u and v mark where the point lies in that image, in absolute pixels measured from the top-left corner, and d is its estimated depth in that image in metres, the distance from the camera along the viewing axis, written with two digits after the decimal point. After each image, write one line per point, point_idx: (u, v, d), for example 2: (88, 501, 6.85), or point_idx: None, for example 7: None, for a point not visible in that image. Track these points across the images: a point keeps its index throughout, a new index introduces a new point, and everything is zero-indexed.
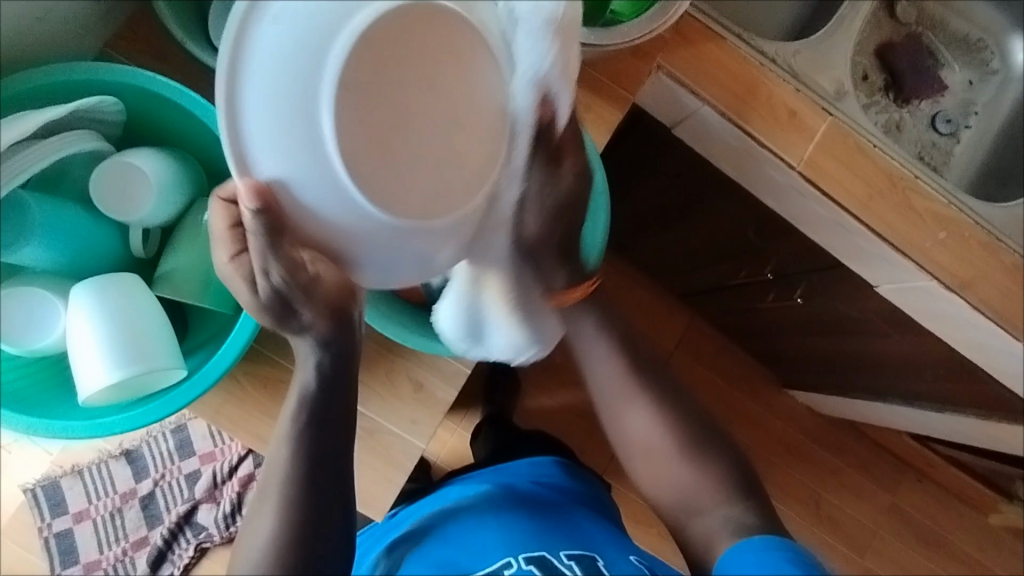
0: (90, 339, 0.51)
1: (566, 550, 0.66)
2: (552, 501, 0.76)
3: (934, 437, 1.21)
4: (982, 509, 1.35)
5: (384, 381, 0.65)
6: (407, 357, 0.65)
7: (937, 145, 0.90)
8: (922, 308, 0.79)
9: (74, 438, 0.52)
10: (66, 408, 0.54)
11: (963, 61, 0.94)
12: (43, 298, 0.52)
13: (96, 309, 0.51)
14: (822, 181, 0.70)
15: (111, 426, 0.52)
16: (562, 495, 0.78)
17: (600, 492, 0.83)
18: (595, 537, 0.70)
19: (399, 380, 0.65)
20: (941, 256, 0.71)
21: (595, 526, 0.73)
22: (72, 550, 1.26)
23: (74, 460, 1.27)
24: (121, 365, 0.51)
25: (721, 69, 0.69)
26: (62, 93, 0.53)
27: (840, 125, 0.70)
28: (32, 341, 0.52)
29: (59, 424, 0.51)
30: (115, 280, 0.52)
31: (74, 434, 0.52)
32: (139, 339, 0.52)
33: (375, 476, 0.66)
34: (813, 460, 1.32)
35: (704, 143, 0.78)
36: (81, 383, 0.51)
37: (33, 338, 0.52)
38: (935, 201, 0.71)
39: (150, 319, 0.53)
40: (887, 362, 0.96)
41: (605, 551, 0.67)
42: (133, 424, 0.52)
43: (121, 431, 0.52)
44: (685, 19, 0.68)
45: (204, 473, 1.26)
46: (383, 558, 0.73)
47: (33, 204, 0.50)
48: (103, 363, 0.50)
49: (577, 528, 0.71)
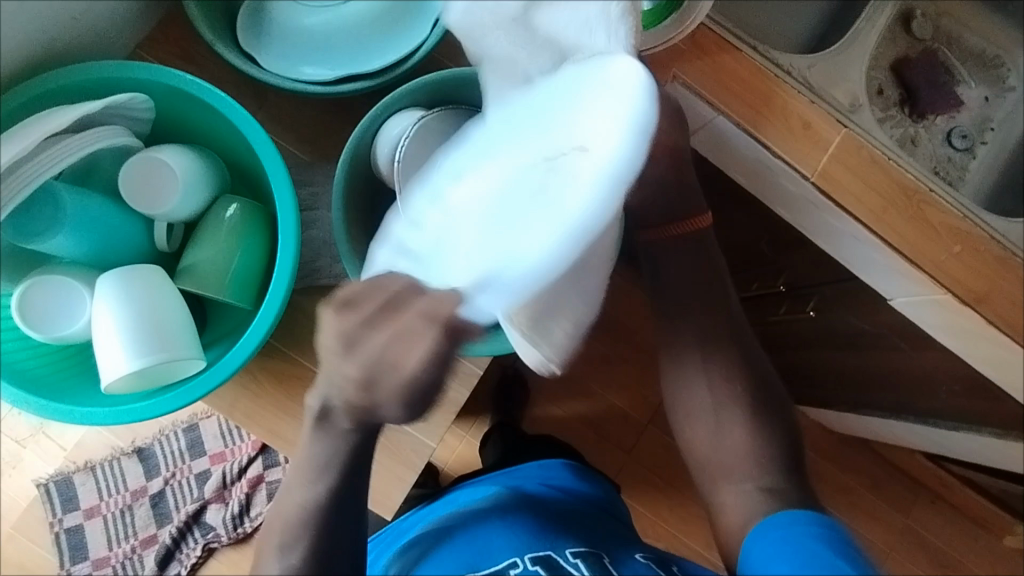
0: (113, 328, 0.52)
1: (571, 549, 0.68)
2: (563, 505, 0.76)
3: (948, 457, 1.20)
4: (998, 532, 1.33)
5: None
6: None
7: (952, 160, 0.90)
8: (934, 322, 0.79)
9: (94, 424, 0.53)
10: (89, 395, 0.55)
11: (979, 78, 0.94)
12: (68, 288, 0.53)
13: (118, 299, 0.52)
14: (835, 192, 0.70)
15: (129, 414, 0.53)
16: (574, 499, 0.78)
17: (613, 498, 0.83)
18: (605, 538, 0.72)
19: None
20: (956, 270, 0.71)
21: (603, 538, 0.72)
22: (82, 546, 1.27)
23: (87, 456, 1.29)
24: (142, 354, 0.52)
25: (736, 80, 0.70)
26: (95, 89, 0.55)
27: (854, 138, 0.71)
28: (56, 330, 0.53)
29: (80, 411, 0.53)
30: (136, 270, 0.53)
31: (94, 421, 0.53)
32: (162, 330, 0.53)
33: (386, 474, 0.67)
34: (824, 477, 1.30)
35: (718, 154, 0.79)
36: (103, 370, 0.52)
37: (57, 326, 0.53)
38: (949, 213, 0.71)
39: (171, 309, 0.54)
40: (899, 377, 0.96)
41: (610, 549, 0.69)
42: (151, 412, 0.53)
43: (139, 419, 0.53)
44: (701, 30, 0.69)
45: (213, 473, 1.27)
46: (397, 558, 0.73)
47: (65, 195, 0.52)
48: (125, 352, 0.52)
49: (586, 531, 0.72)
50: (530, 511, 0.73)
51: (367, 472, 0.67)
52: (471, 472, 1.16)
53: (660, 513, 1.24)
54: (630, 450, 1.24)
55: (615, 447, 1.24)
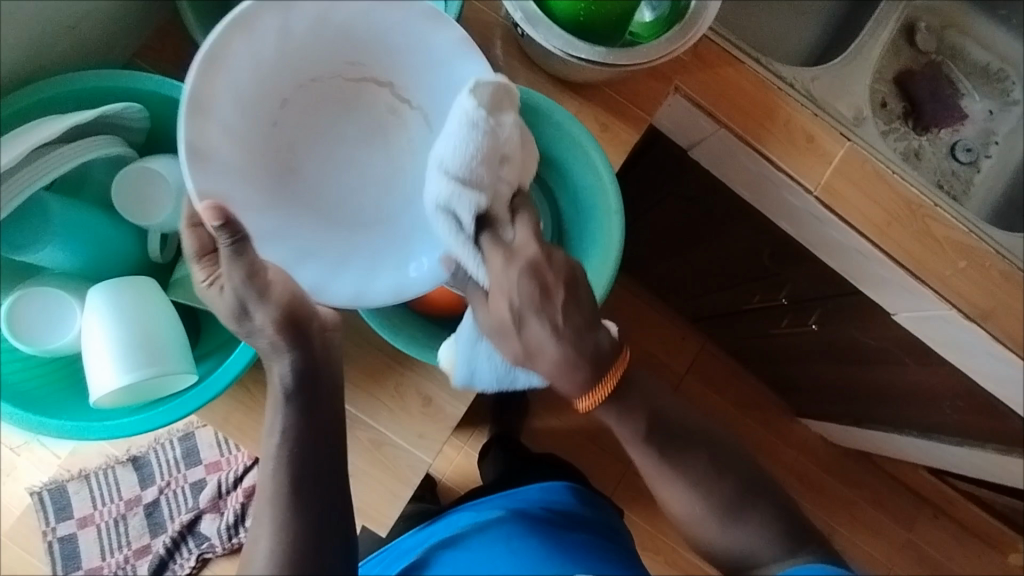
0: (102, 340, 0.51)
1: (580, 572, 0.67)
2: (565, 527, 0.76)
3: (953, 472, 1.18)
4: (1001, 548, 1.31)
5: (393, 397, 0.64)
6: (417, 372, 0.63)
7: (956, 173, 0.89)
8: (939, 338, 0.78)
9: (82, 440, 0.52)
10: (84, 407, 0.54)
11: (983, 90, 0.93)
12: (59, 299, 0.53)
13: (106, 313, 0.51)
14: (838, 207, 0.69)
15: (118, 430, 0.51)
16: (575, 523, 0.77)
17: (613, 521, 0.83)
18: (613, 558, 0.72)
19: (408, 396, 0.63)
20: (962, 286, 0.70)
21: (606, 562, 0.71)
22: (75, 555, 1.28)
23: (83, 464, 1.29)
24: (130, 368, 0.51)
25: (737, 93, 0.69)
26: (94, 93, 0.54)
27: (858, 151, 0.70)
28: (45, 342, 0.52)
29: (68, 427, 0.51)
30: (125, 281, 0.52)
31: (82, 436, 0.51)
32: (152, 343, 0.52)
33: (380, 493, 0.64)
34: (825, 492, 1.29)
35: (719, 165, 0.78)
36: (92, 384, 0.51)
37: (46, 338, 0.52)
38: (955, 229, 0.70)
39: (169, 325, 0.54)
40: (903, 391, 0.95)
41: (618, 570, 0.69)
42: (144, 427, 0.52)
43: (127, 435, 0.52)
44: (704, 43, 0.69)
45: (208, 482, 1.28)
46: None
47: (58, 206, 0.51)
48: (115, 366, 0.50)
49: (592, 548, 0.72)
50: (533, 532, 0.73)
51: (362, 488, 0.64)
52: (468, 484, 1.15)
53: (660, 527, 1.23)
54: (630, 465, 1.23)
55: (615, 461, 1.23)
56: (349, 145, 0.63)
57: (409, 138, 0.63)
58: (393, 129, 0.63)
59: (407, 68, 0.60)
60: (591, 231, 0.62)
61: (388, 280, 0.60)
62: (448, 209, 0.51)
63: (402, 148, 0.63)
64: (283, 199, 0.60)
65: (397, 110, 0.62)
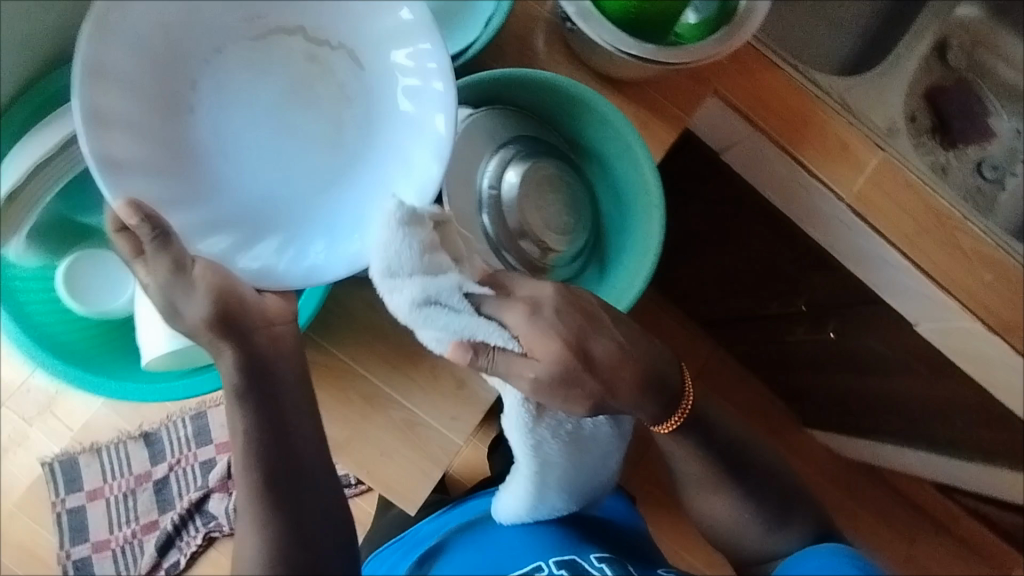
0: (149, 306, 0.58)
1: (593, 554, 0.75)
2: (574, 511, 0.83)
3: (958, 488, 1.19)
4: (1002, 567, 1.32)
5: (427, 376, 0.63)
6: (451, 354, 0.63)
7: (982, 190, 0.89)
8: (959, 350, 0.79)
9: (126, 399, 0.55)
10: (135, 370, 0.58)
11: (1010, 109, 0.95)
12: (107, 263, 0.64)
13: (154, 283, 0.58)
14: (869, 214, 0.71)
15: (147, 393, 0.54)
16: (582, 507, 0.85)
17: (623, 509, 0.89)
18: (620, 544, 0.81)
19: (443, 376, 0.63)
20: (987, 298, 0.71)
21: (604, 539, 0.79)
22: (83, 527, 1.29)
23: (94, 438, 1.30)
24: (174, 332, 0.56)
25: (776, 98, 0.71)
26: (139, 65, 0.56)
27: (890, 161, 0.71)
28: (101, 301, 0.63)
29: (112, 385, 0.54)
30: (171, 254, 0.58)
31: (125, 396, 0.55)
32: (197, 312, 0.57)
33: (410, 468, 0.63)
34: (830, 502, 1.30)
35: (751, 169, 0.79)
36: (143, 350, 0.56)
37: (102, 298, 0.63)
38: (983, 241, 0.71)
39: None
40: (917, 403, 0.96)
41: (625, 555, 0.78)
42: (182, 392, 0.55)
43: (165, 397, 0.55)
44: (746, 47, 0.70)
45: (218, 462, 1.29)
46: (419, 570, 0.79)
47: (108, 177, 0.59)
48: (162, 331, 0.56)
49: (601, 534, 0.81)
50: (547, 515, 0.81)
51: (391, 463, 0.63)
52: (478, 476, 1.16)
53: (665, 529, 1.24)
54: (636, 466, 1.23)
55: (623, 460, 1.23)
56: (259, 110, 0.58)
57: (340, 83, 0.59)
58: (320, 76, 0.58)
59: (331, 18, 0.57)
60: (630, 229, 0.62)
61: (337, 253, 0.56)
62: (434, 303, 0.52)
63: (333, 97, 0.59)
64: (208, 191, 0.58)
65: (317, 56, 0.58)
